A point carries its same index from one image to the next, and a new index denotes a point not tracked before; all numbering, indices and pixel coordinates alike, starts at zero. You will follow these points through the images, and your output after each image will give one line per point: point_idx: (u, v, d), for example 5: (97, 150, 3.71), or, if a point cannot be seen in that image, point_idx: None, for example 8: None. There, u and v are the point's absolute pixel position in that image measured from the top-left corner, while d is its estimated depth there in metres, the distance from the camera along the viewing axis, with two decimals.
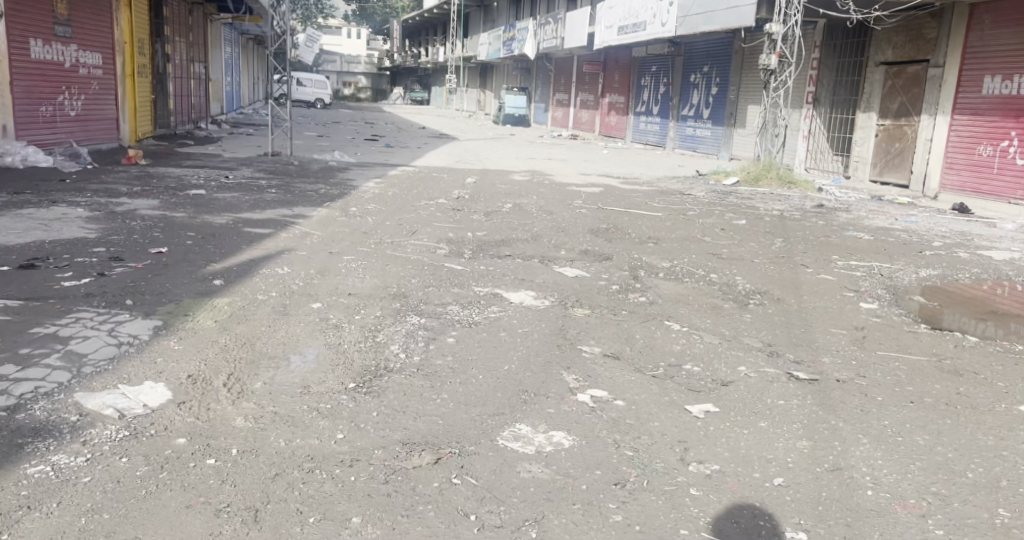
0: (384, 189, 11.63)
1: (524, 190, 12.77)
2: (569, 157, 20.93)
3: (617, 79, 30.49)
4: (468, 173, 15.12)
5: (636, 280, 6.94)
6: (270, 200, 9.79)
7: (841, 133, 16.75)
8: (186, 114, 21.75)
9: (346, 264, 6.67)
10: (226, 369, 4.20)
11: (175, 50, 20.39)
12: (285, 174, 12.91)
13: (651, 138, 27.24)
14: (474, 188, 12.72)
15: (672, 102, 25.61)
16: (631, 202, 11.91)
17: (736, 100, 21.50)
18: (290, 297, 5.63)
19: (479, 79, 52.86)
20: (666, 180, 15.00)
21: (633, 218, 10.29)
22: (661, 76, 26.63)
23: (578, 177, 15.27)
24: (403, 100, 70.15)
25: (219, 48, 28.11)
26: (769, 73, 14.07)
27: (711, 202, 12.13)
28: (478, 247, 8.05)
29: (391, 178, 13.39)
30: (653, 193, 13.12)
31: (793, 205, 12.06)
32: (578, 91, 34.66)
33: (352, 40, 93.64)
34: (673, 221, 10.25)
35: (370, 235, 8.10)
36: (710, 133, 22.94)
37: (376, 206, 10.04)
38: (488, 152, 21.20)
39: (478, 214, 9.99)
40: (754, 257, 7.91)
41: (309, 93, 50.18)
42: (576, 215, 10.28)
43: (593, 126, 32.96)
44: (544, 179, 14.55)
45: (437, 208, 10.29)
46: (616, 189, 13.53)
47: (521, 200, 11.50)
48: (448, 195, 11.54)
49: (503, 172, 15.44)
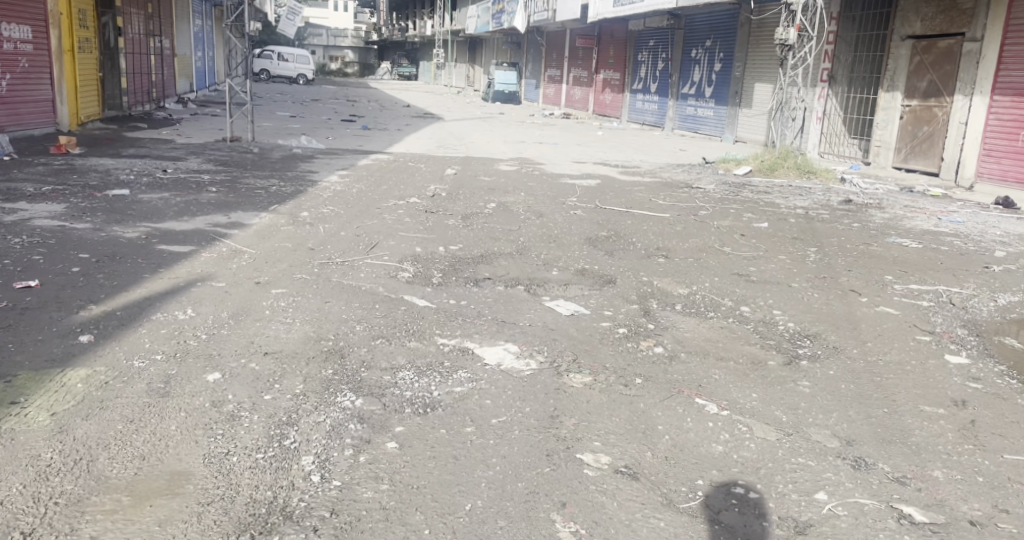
0: (348, 186, 10.10)
1: (510, 184, 11.25)
2: (561, 141, 19.38)
3: (612, 55, 28.83)
4: (449, 162, 13.57)
5: (647, 317, 5.44)
6: (204, 202, 8.28)
7: (860, 114, 15.21)
8: (145, 93, 20.09)
9: (270, 302, 5.11)
10: (25, 523, 2.80)
11: (127, 24, 18.66)
12: (237, 166, 11.38)
13: (648, 118, 25.68)
14: (454, 182, 11.20)
15: (671, 78, 24.03)
16: (631, 198, 10.41)
17: (742, 78, 19.98)
18: (176, 363, 4.09)
19: (467, 54, 50.99)
20: (668, 170, 13.50)
21: (636, 221, 8.80)
22: (660, 51, 24.99)
23: (571, 165, 13.75)
24: (391, 75, 68.22)
25: (185, 22, 26.40)
26: (785, 49, 12.45)
27: (722, 198, 10.63)
28: (448, 268, 6.53)
29: (360, 169, 11.85)
30: (656, 186, 11.62)
31: (816, 200, 10.57)
32: (570, 66, 32.98)
33: (339, 13, 91.31)
34: (683, 224, 8.77)
35: (314, 254, 6.54)
36: (713, 113, 21.42)
37: (332, 209, 8.53)
38: (475, 136, 19.63)
39: (454, 219, 8.48)
40: (789, 276, 6.43)
41: (292, 68, 48.25)
42: (569, 218, 8.78)
43: (587, 104, 31.33)
44: (534, 169, 13.04)
45: (406, 211, 8.77)
46: (612, 182, 12.03)
47: (506, 198, 9.99)
48: (421, 192, 10.01)
49: (489, 161, 13.91)
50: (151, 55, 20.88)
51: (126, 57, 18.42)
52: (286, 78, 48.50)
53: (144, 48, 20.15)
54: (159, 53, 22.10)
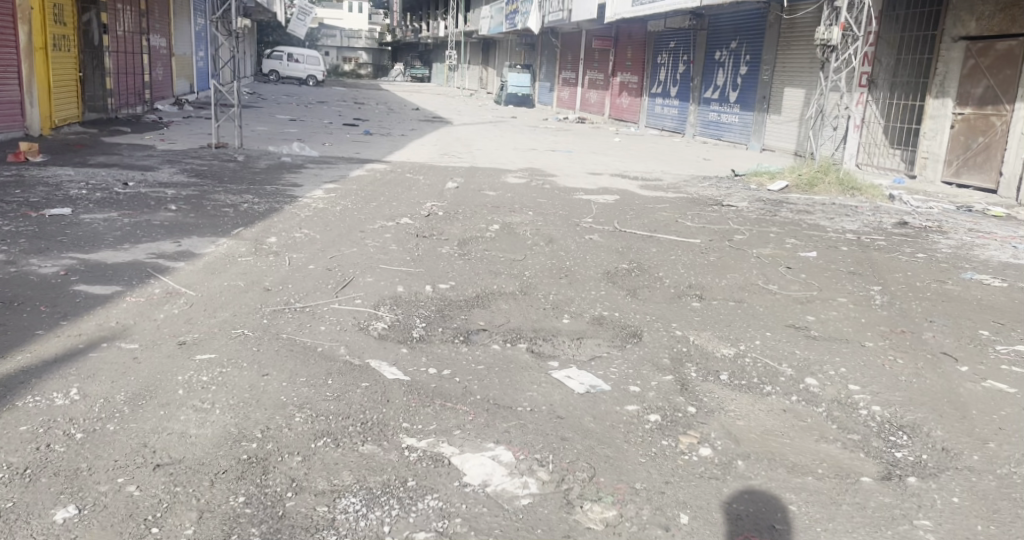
0: (331, 204, 8.89)
1: (516, 201, 10.03)
2: (575, 149, 18.16)
3: (630, 57, 27.57)
4: (452, 174, 12.37)
5: (684, 392, 4.16)
6: (156, 225, 7.11)
7: (905, 122, 13.85)
8: (134, 94, 19.02)
9: (188, 377, 3.86)
10: None
11: (114, 20, 17.58)
12: (212, 178, 10.22)
13: (668, 123, 24.40)
14: (455, 198, 10.01)
15: (693, 82, 22.78)
16: (653, 220, 9.16)
17: (770, 82, 18.72)
18: (24, 489, 2.91)
19: (481, 56, 49.87)
20: (692, 183, 12.26)
21: (660, 250, 7.57)
22: (681, 53, 23.71)
23: (585, 178, 12.54)
24: (404, 77, 67.32)
25: (185, 19, 25.41)
26: (827, 50, 11.20)
27: (757, 219, 9.37)
28: (432, 318, 5.30)
29: (350, 183, 10.66)
30: (682, 205, 10.36)
31: (866, 221, 9.30)
32: (586, 68, 31.72)
33: (354, 14, 90.65)
34: (716, 254, 7.51)
35: (269, 297, 5.30)
36: (738, 119, 20.18)
37: (306, 233, 7.32)
38: (483, 142, 18.45)
39: (449, 248, 7.26)
40: (858, 330, 5.15)
41: (302, 69, 47.23)
42: (583, 247, 7.57)
43: (602, 107, 30.06)
44: (546, 182, 11.82)
45: (394, 237, 7.55)
46: (631, 199, 10.80)
47: (511, 219, 8.78)
48: (415, 212, 8.79)
49: (496, 172, 12.71)
50: (144, 54, 19.85)
51: (113, 56, 17.36)
52: (297, 79, 47.49)
53: (136, 47, 19.14)
54: (153, 52, 21.09)
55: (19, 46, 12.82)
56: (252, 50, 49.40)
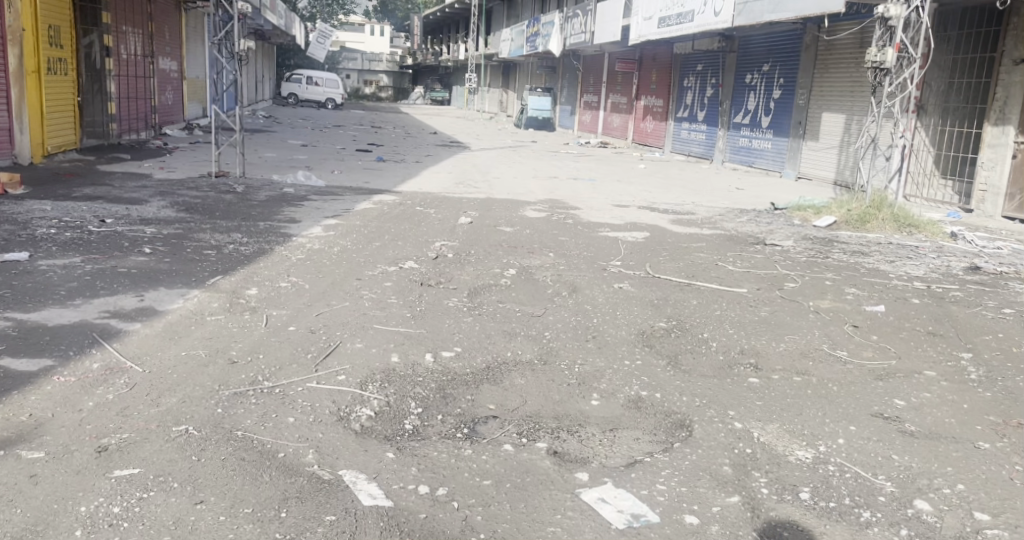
0: (328, 245, 7.94)
1: (535, 240, 9.07)
2: (598, 176, 17.19)
3: (654, 79, 26.69)
4: (466, 206, 11.44)
5: (756, 524, 3.17)
6: (122, 273, 6.20)
7: (958, 151, 12.78)
8: (142, 119, 18.28)
9: (94, 507, 3.00)
10: None
11: (119, 42, 16.84)
12: (202, 213, 9.33)
13: (695, 149, 23.45)
14: (468, 236, 9.10)
15: (721, 107, 21.84)
16: (689, 263, 8.16)
17: (806, 106, 17.77)
18: None
19: (501, 79, 49.23)
20: (728, 218, 11.25)
21: (703, 304, 6.55)
22: (709, 75, 22.82)
23: (611, 210, 11.58)
24: (424, 100, 66.95)
25: (197, 41, 24.75)
26: (880, 73, 10.28)
27: (806, 263, 8.36)
28: (431, 401, 4.32)
29: (354, 218, 9.75)
30: (721, 245, 9.34)
31: (931, 265, 8.28)
32: (609, 92, 30.85)
33: (375, 37, 90.70)
34: (767, 310, 6.49)
35: (232, 373, 4.34)
36: (771, 146, 19.28)
37: (294, 282, 6.39)
38: (502, 169, 17.56)
39: (457, 301, 6.29)
40: (962, 423, 4.13)
41: (321, 92, 46.73)
42: (613, 298, 6.61)
43: (625, 132, 29.16)
44: (570, 215, 10.86)
45: (395, 288, 6.59)
46: (661, 236, 9.78)
47: (530, 262, 7.83)
48: (422, 254, 7.84)
49: (515, 204, 11.78)
50: (153, 78, 19.17)
51: (117, 79, 16.63)
52: (316, 102, 46.99)
53: (145, 70, 18.47)
54: (162, 75, 20.41)
55: (8, 70, 12.05)
56: (271, 73, 48.98)
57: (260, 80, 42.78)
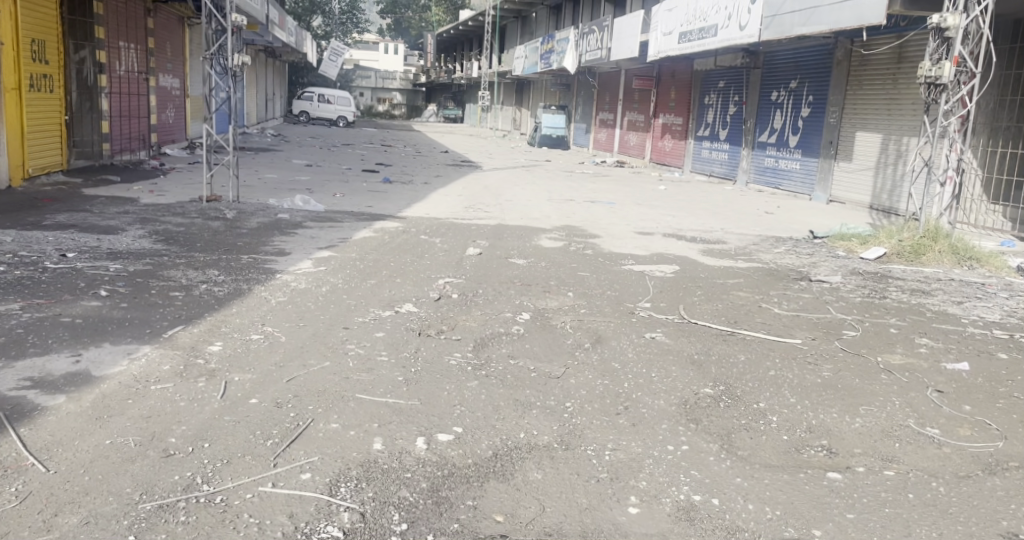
0: (316, 284, 6.97)
1: (551, 275, 8.08)
2: (618, 199, 16.18)
3: (673, 97, 25.76)
4: (476, 234, 10.47)
5: None
6: (64, 323, 5.24)
7: (1012, 175, 11.76)
8: (140, 138, 17.43)
9: None
10: None
11: (116, 58, 16.01)
12: (180, 244, 8.38)
13: (716, 169, 22.46)
14: (477, 271, 8.14)
15: (745, 125, 20.89)
16: (727, 306, 7.14)
17: (838, 125, 16.84)
18: None
19: (515, 97, 48.45)
20: (763, 248, 10.21)
21: (750, 360, 5.53)
22: (731, 93, 21.87)
23: (633, 238, 10.59)
24: (437, 118, 66.35)
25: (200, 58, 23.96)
26: (936, 90, 9.32)
27: (861, 304, 7.33)
28: (419, 514, 3.31)
29: (350, 249, 8.79)
30: (761, 281, 8.31)
31: (1005, 307, 7.27)
32: (625, 110, 29.94)
33: (389, 56, 90.54)
34: (828, 369, 5.46)
35: (161, 473, 3.38)
36: (799, 166, 18.32)
37: (267, 333, 5.40)
38: (514, 191, 16.61)
39: (460, 357, 5.30)
40: None
41: (333, 110, 45.98)
42: (644, 352, 5.62)
43: (642, 151, 28.21)
44: (589, 245, 9.88)
45: (387, 341, 5.60)
46: (692, 270, 8.75)
47: (547, 304, 6.85)
48: (423, 295, 6.86)
49: (529, 231, 10.80)
50: (153, 97, 18.40)
51: (112, 97, 15.78)
52: (327, 120, 46.24)
53: (144, 88, 17.68)
54: (163, 93, 19.64)
55: None
56: (281, 91, 48.32)
57: (270, 98, 42.05)
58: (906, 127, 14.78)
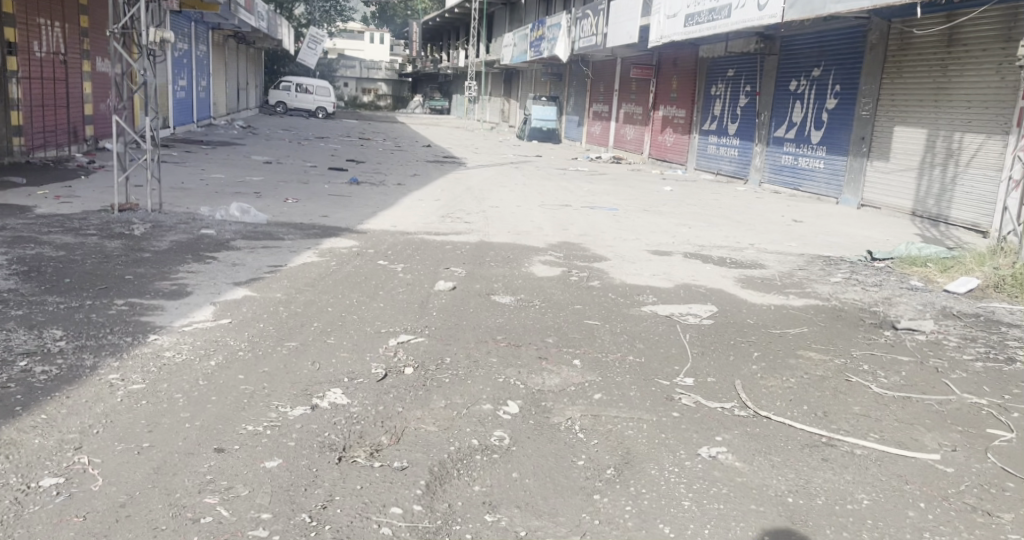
0: (203, 351, 4.74)
1: (549, 325, 5.89)
2: (621, 204, 14.01)
3: (675, 86, 23.63)
4: (450, 256, 8.28)
5: None
6: None
7: None
8: (70, 131, 15.10)
9: None
10: None
11: (36, 38, 13.64)
12: (42, 278, 6.17)
13: (725, 166, 20.37)
14: (446, 318, 5.96)
15: (758, 118, 18.83)
16: (801, 379, 4.98)
17: (871, 119, 14.87)
18: None
19: (503, 87, 46.18)
20: (815, 276, 8.06)
21: (884, 509, 3.41)
22: (742, 81, 19.81)
23: (648, 262, 8.44)
24: (422, 109, 64.06)
25: None
26: None
27: (989, 376, 5.19)
28: None
29: (277, 283, 6.58)
30: (833, 332, 6.14)
31: None
32: (622, 101, 27.77)
33: (375, 46, 88.23)
34: (1011, 528, 3.33)
35: None
36: (823, 165, 16.34)
37: (71, 476, 3.22)
38: (501, 194, 14.42)
39: (394, 519, 3.13)
40: None
41: (311, 101, 43.53)
42: (707, 490, 3.48)
43: (640, 146, 26.05)
44: (595, 273, 7.72)
45: (285, 476, 3.40)
46: (732, 313, 6.58)
47: (544, 384, 4.68)
48: (362, 369, 4.65)
49: (518, 252, 8.64)
50: (90, 83, 16.05)
51: (29, 83, 13.43)
52: (305, 111, 43.83)
53: (75, 73, 15.32)
54: (103, 79, 17.32)
55: None
56: (257, 81, 45.88)
57: (243, 88, 39.59)
58: (958, 121, 12.80)
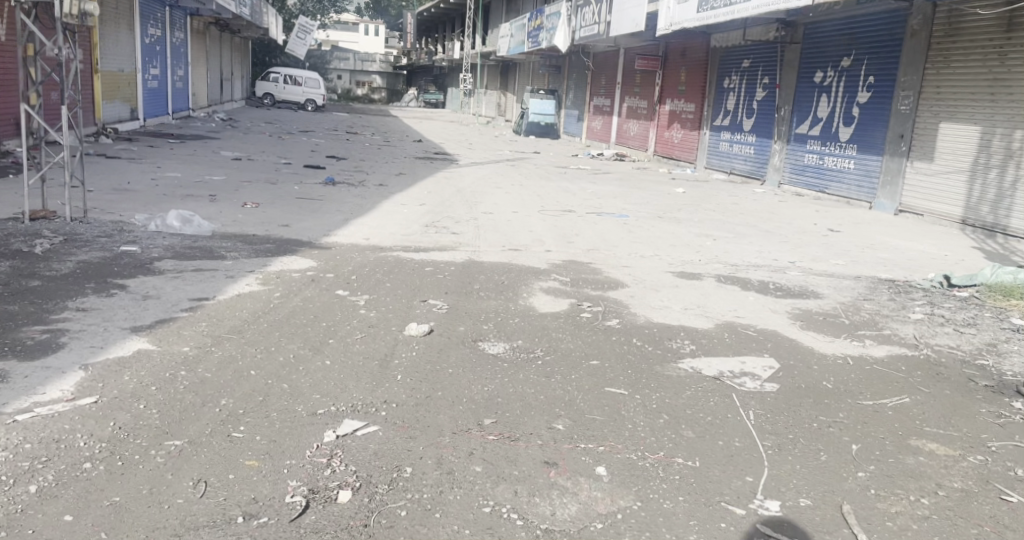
0: (25, 464, 3.08)
1: (555, 396, 4.26)
2: (631, 209, 12.39)
3: (684, 78, 21.98)
4: (431, 282, 6.65)
5: None
6: None
7: None
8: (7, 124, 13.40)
9: None
10: None
11: None
12: None
13: (739, 165, 18.73)
14: (414, 383, 4.33)
15: (778, 113, 17.18)
16: (938, 500, 3.35)
17: (912, 115, 13.26)
18: None
19: (500, 80, 44.52)
20: (887, 311, 6.44)
21: None
22: (759, 73, 18.18)
23: (675, 290, 6.83)
24: (416, 103, 62.40)
25: (114, 26, 19.86)
26: None
27: None
28: None
29: (192, 328, 4.91)
30: (944, 402, 4.53)
31: None
32: (625, 94, 26.11)
33: (369, 38, 86.54)
34: None
35: None
36: (853, 165, 14.73)
37: None
38: (496, 197, 12.78)
39: None
40: None
41: (300, 93, 41.82)
42: None
43: (644, 142, 24.39)
44: (612, 308, 6.09)
45: None
46: (798, 369, 4.95)
47: (557, 517, 3.06)
48: (269, 497, 3.01)
49: (515, 277, 7.03)
50: None
51: None
52: (294, 104, 42.08)
53: (14, 57, 13.60)
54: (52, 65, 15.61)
55: None
56: (242, 71, 44.07)
57: (227, 78, 37.82)
58: (1020, 118, 11.24)
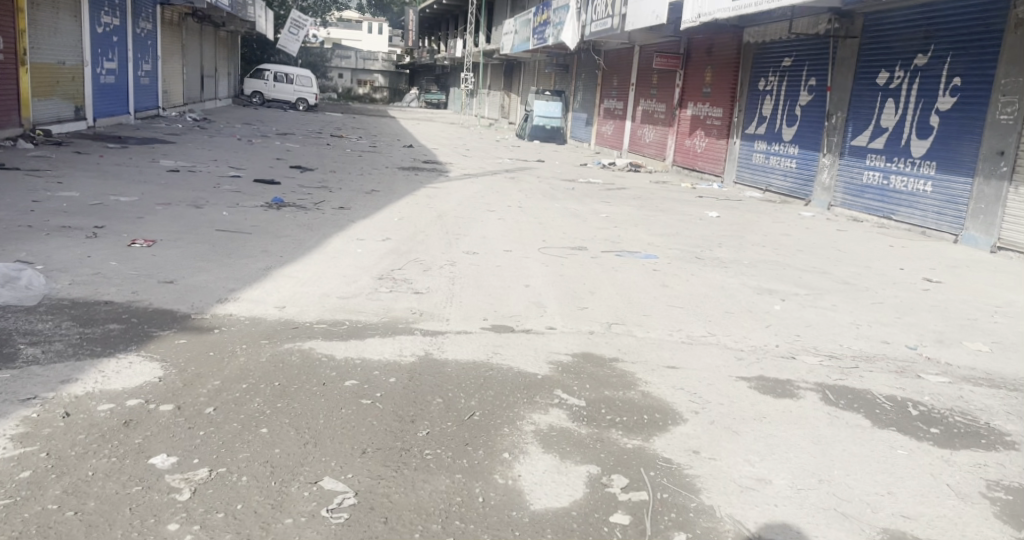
0: None
1: None
2: (659, 245, 9.55)
3: (710, 78, 19.10)
4: (344, 419, 3.82)
5: None
6: None
7: None
8: None
9: None
10: None
11: None
12: None
13: (777, 181, 15.88)
14: None
15: (828, 121, 14.29)
16: None
17: (1015, 127, 10.41)
18: None
19: (504, 79, 41.67)
20: None
21: None
22: (803, 71, 15.31)
23: (761, 432, 4.00)
24: (418, 103, 59.67)
25: (51, 12, 17.13)
26: None
27: None
28: None
29: None
30: None
31: None
32: (640, 96, 23.25)
33: (373, 36, 84.03)
34: None
35: None
36: (928, 188, 11.88)
37: None
38: (485, 226, 9.95)
39: None
40: None
41: (292, 90, 38.91)
42: None
43: (662, 151, 21.51)
44: (668, 498, 3.25)
45: None
46: None
47: None
48: None
49: (491, 400, 4.20)
50: None
51: None
52: (284, 102, 39.17)
53: None
54: None
55: None
56: (230, 68, 41.33)
57: (209, 75, 35.13)
58: None
